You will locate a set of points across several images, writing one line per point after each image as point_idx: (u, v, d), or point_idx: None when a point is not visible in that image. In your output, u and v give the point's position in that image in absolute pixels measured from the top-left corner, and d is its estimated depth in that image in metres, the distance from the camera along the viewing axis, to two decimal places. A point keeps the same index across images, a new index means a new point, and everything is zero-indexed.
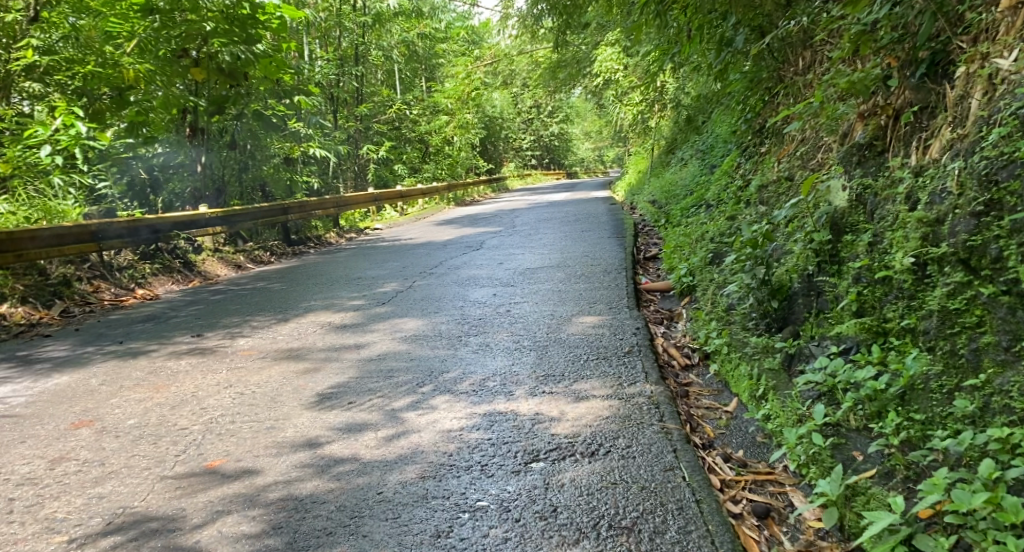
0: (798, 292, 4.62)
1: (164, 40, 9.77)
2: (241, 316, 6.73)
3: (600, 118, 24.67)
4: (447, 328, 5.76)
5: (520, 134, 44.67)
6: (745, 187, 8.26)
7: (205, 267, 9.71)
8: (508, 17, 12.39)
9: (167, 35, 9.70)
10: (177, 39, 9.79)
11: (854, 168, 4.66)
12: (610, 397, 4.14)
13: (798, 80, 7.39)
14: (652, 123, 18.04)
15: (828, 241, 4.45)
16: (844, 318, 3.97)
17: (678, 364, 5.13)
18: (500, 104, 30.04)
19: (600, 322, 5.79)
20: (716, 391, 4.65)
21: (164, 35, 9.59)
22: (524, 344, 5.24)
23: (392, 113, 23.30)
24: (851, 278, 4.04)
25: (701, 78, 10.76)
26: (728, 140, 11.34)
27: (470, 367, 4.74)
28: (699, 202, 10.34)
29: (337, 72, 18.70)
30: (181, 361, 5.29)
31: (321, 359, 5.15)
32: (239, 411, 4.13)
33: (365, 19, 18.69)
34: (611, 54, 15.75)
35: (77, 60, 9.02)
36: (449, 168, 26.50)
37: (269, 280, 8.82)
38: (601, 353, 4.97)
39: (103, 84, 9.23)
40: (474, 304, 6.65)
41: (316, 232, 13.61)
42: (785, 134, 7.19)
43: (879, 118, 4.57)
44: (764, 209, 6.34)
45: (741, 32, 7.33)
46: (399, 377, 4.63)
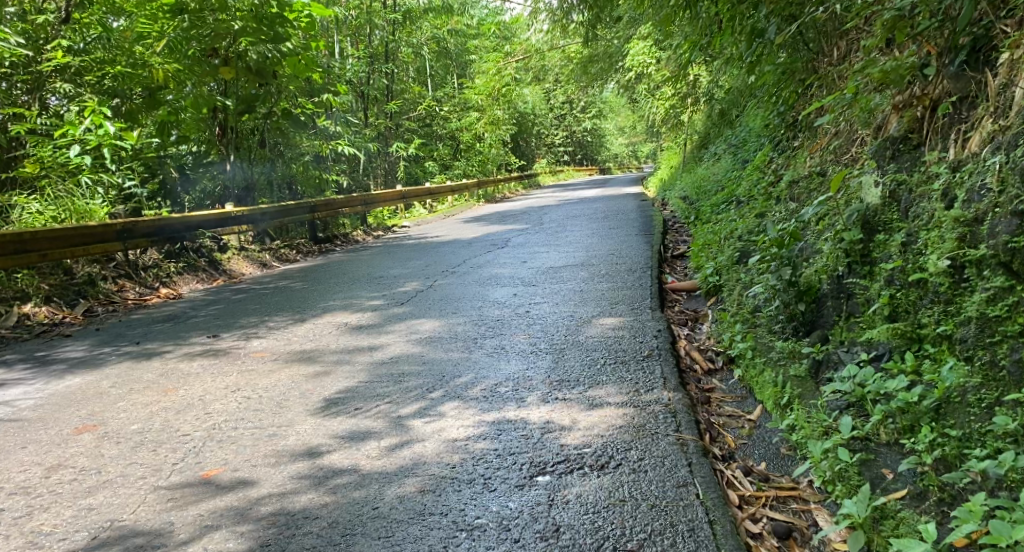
0: (827, 294, 4.38)
1: (194, 41, 9.62)
2: (258, 316, 6.64)
3: (633, 113, 24.39)
4: (463, 330, 5.61)
5: (553, 130, 44.44)
6: (776, 183, 8.01)
7: (230, 265, 9.66)
8: (538, 11, 12.20)
9: (197, 35, 9.59)
10: (206, 39, 9.63)
11: (887, 162, 4.41)
12: (626, 404, 3.95)
13: (833, 72, 7.12)
14: (684, 117, 17.73)
15: (860, 240, 4.21)
16: (876, 323, 3.73)
17: (701, 369, 4.92)
18: (533, 99, 29.84)
19: (621, 324, 5.59)
20: (740, 398, 4.44)
21: (194, 35, 9.52)
22: (541, 346, 5.06)
23: (423, 110, 23.21)
24: (884, 280, 3.80)
25: (734, 71, 10.48)
26: (760, 134, 11.05)
27: (483, 371, 4.58)
28: (729, 198, 10.07)
29: (367, 69, 18.65)
30: (193, 362, 5.19)
31: (332, 362, 5.03)
32: (243, 416, 4.01)
33: (396, 16, 18.62)
34: (643, 48, 15.49)
35: (108, 61, 9.15)
36: (481, 164, 26.39)
37: (291, 279, 8.74)
38: (619, 357, 4.77)
39: (134, 84, 9.32)
40: (494, 304, 6.49)
41: (344, 229, 13.55)
42: (819, 128, 6.93)
43: (914, 109, 4.32)
44: (795, 205, 6.09)
45: (774, 23, 7.07)
46: (409, 381, 4.48)
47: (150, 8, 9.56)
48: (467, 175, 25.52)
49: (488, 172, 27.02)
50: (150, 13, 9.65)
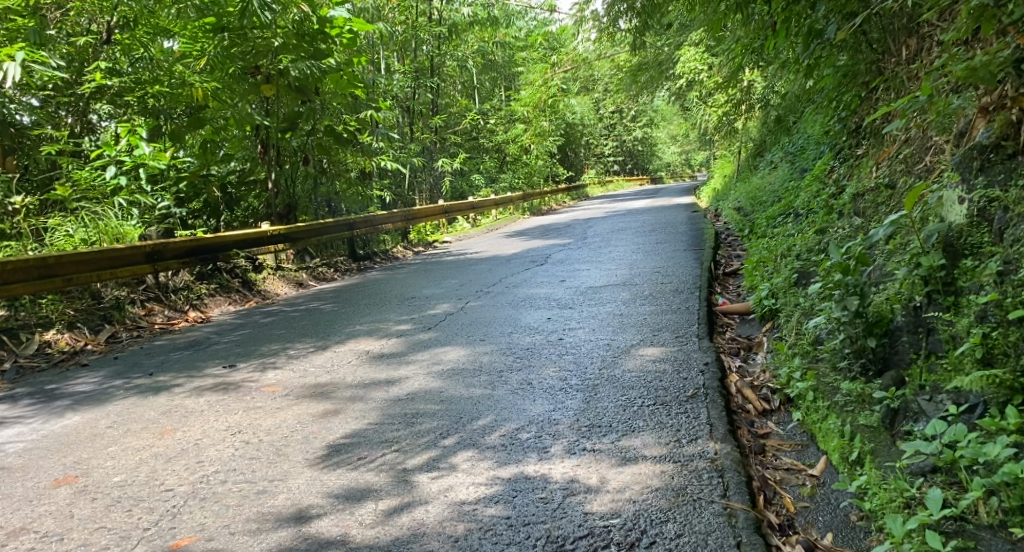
0: (902, 327, 3.80)
1: (239, 59, 9.16)
2: (281, 343, 6.04)
3: (684, 122, 23.68)
4: (490, 361, 5.11)
5: (600, 141, 43.80)
6: (838, 195, 7.40)
7: (265, 286, 9.17)
8: (584, 21, 11.41)
9: (239, 54, 9.14)
10: (249, 55, 9.16)
11: (974, 175, 3.80)
12: (664, 459, 3.43)
13: (902, 74, 6.51)
14: (738, 125, 17.05)
15: (941, 266, 3.66)
16: (964, 367, 3.22)
17: (753, 410, 4.35)
18: (580, 111, 29.25)
19: (663, 356, 5.03)
20: (800, 447, 3.85)
21: (234, 53, 9.08)
22: (571, 383, 4.53)
23: (468, 123, 22.78)
24: (975, 315, 3.31)
25: (791, 76, 9.88)
26: (819, 141, 10.39)
27: (505, 413, 4.06)
28: (786, 210, 9.45)
29: (413, 84, 18.29)
30: (200, 398, 4.58)
31: (345, 400, 4.41)
32: (235, 466, 3.54)
33: (441, 29, 18.19)
34: (694, 55, 14.94)
35: (150, 80, 8.82)
36: (527, 177, 25.92)
37: (322, 300, 8.34)
38: (659, 398, 4.22)
39: (179, 104, 9.02)
40: (526, 330, 5.97)
41: (384, 246, 13.15)
42: (887, 135, 6.31)
43: (1008, 112, 3.70)
44: (860, 222, 5.49)
45: (834, 24, 6.48)
46: (423, 424, 3.96)
47: (193, 28, 9.07)
48: (513, 188, 24.98)
49: (535, 184, 26.50)
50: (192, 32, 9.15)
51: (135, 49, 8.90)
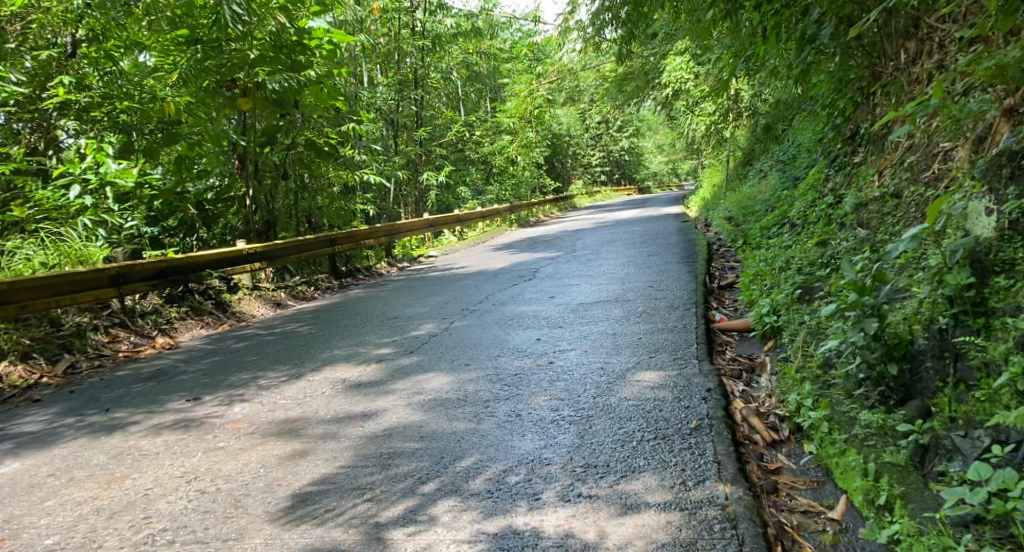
0: (925, 352, 3.46)
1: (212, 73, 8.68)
2: (252, 371, 5.58)
3: (672, 132, 23.35)
4: (475, 390, 4.70)
5: (587, 152, 43.51)
6: (836, 205, 7.08)
7: (241, 307, 8.66)
8: (568, 31, 11.09)
9: (214, 67, 8.66)
10: (223, 67, 8.64)
11: (1003, 185, 3.47)
12: (670, 508, 3.08)
13: (900, 78, 6.21)
14: (725, 134, 16.75)
15: (969, 285, 3.34)
16: (1004, 400, 2.90)
17: (761, 441, 4.00)
18: (568, 122, 28.87)
19: (662, 382, 4.66)
20: (816, 484, 3.50)
21: (209, 66, 8.61)
22: (563, 415, 4.15)
23: (452, 135, 22.35)
24: (1015, 341, 3.00)
25: (781, 84, 9.58)
26: (812, 149, 10.09)
27: (492, 451, 3.67)
28: (781, 221, 9.12)
29: (395, 97, 17.85)
30: (155, 439, 4.14)
31: (316, 437, 3.98)
32: (185, 522, 3.16)
33: (424, 41, 17.78)
34: (681, 63, 14.64)
35: (120, 95, 8.15)
36: (514, 189, 25.58)
37: (300, 322, 7.89)
38: (660, 431, 3.85)
39: (150, 118, 8.30)
40: (514, 353, 5.59)
41: (367, 261, 12.67)
42: (888, 141, 5.98)
43: None
44: (865, 234, 5.16)
45: (829, 28, 6.16)
46: (400, 465, 3.56)
47: (166, 40, 8.75)
48: (501, 200, 24.59)
49: (523, 196, 26.12)
50: (165, 43, 8.82)
51: (105, 63, 8.22)
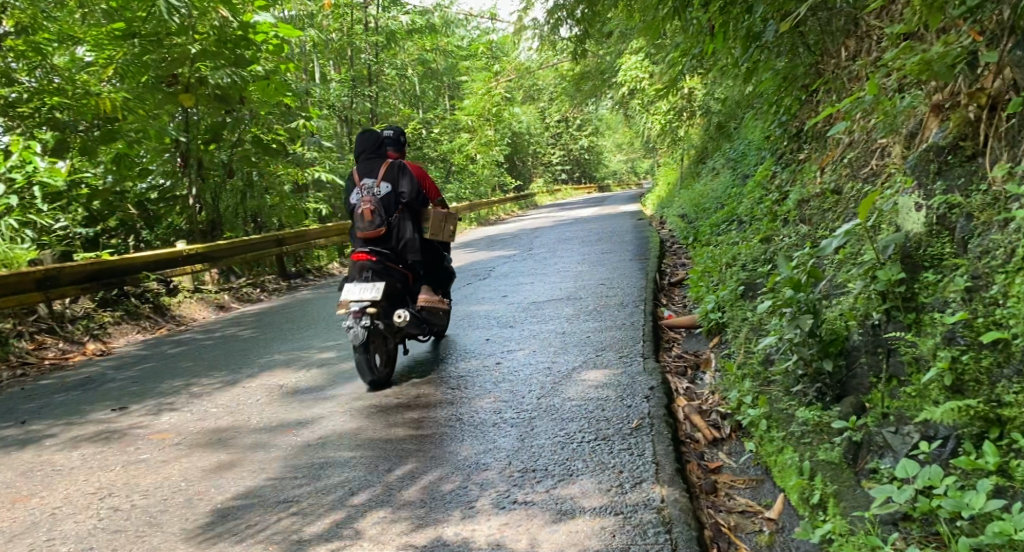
0: (859, 348, 3.46)
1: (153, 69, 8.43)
2: (185, 377, 5.33)
3: (630, 131, 23.42)
4: (417, 393, 4.60)
5: (547, 149, 43.50)
6: (781, 201, 7.12)
7: (180, 310, 8.39)
8: (522, 30, 11.03)
9: (152, 63, 8.38)
10: (164, 63, 8.41)
11: (932, 180, 3.48)
12: (605, 513, 3.04)
13: (842, 75, 6.23)
14: (680, 133, 16.83)
15: (901, 281, 3.33)
16: (932, 395, 2.89)
17: (702, 440, 3.97)
18: (528, 120, 28.83)
19: (606, 381, 4.61)
20: (755, 483, 3.48)
21: (147, 61, 8.29)
22: (505, 417, 4.07)
23: (409, 133, 22.13)
24: (942, 336, 2.97)
25: (731, 82, 9.64)
26: (760, 147, 10.15)
27: (428, 457, 3.58)
28: (730, 217, 9.17)
29: (350, 94, 17.57)
30: (72, 452, 3.96)
31: (245, 447, 3.85)
32: (93, 543, 3.02)
33: (378, 38, 17.54)
34: (635, 62, 14.60)
35: (53, 92, 7.60)
36: (473, 187, 25.41)
37: (241, 325, 7.51)
38: (601, 432, 3.80)
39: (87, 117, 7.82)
40: (460, 355, 5.49)
41: (318, 261, 12.44)
42: (830, 138, 6.02)
43: (965, 110, 3.42)
44: (806, 230, 5.18)
45: (772, 26, 6.17)
46: (332, 476, 3.46)
47: (99, 34, 8.25)
48: (459, 198, 24.38)
49: (482, 194, 25.93)
50: (93, 38, 8.53)
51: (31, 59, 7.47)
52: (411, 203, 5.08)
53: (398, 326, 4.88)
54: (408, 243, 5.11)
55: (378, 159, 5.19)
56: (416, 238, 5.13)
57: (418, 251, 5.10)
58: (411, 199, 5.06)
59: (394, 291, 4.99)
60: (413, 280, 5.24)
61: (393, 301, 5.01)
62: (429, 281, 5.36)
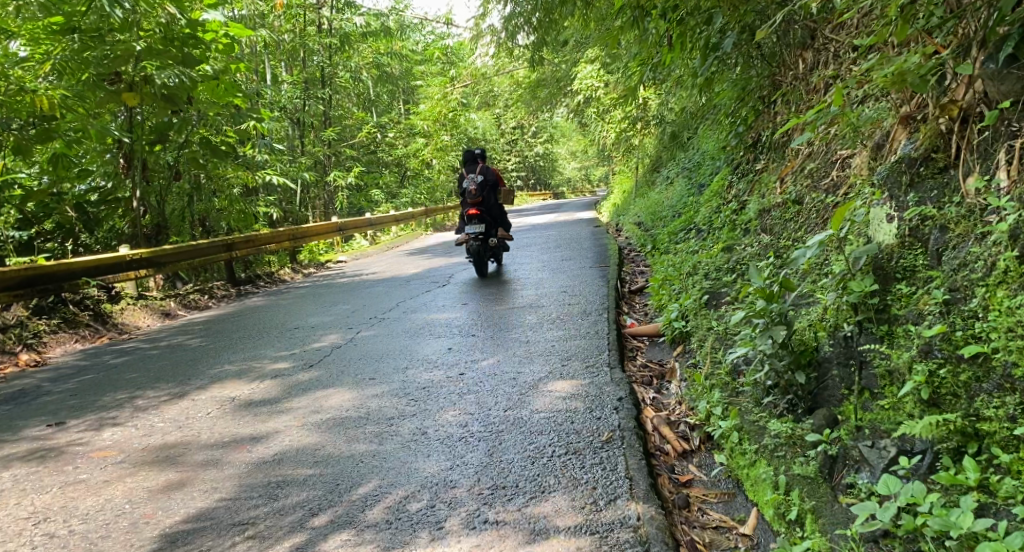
0: (830, 359, 3.44)
1: (96, 67, 8.01)
2: (129, 389, 5.05)
3: (584, 140, 23.50)
4: (379, 405, 4.45)
5: (502, 155, 43.48)
6: (739, 211, 7.14)
7: (124, 318, 7.88)
8: (480, 35, 10.92)
9: (94, 61, 7.97)
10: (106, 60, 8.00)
11: (904, 192, 3.48)
12: (579, 532, 2.97)
13: (800, 87, 6.26)
14: (635, 141, 16.91)
15: (873, 292, 3.31)
16: (908, 409, 2.87)
17: (672, 452, 3.92)
18: (483, 125, 28.71)
19: (574, 392, 4.53)
20: (727, 496, 3.44)
21: (88, 59, 7.92)
22: (472, 430, 3.96)
23: (362, 136, 21.81)
24: (919, 349, 2.95)
25: (687, 92, 9.68)
26: (715, 156, 10.21)
27: (393, 474, 3.46)
28: (688, 226, 9.20)
29: (303, 95, 17.22)
30: (5, 472, 3.72)
31: (196, 463, 3.68)
32: None
33: (331, 40, 17.24)
34: (591, 71, 14.45)
35: None
36: (429, 193, 25.17)
37: (187, 335, 7.12)
38: (571, 445, 3.72)
39: (20, 113, 7.50)
40: (422, 365, 5.34)
41: (270, 267, 12.13)
42: (788, 149, 6.04)
43: (937, 122, 3.41)
44: (769, 240, 5.18)
45: (730, 36, 6.16)
46: (292, 495, 3.31)
47: (37, 29, 8.07)
48: (415, 203, 24.10)
49: (437, 200, 25.68)
50: (28, 33, 8.13)
51: None
52: (495, 186, 9.73)
53: (491, 244, 9.24)
54: (494, 206, 9.97)
55: (474, 165, 9.75)
56: (496, 202, 9.66)
57: (500, 209, 9.70)
58: (494, 184, 9.85)
59: (490, 227, 9.57)
60: (494, 226, 9.57)
61: (489, 231, 9.56)
62: (500, 225, 9.67)
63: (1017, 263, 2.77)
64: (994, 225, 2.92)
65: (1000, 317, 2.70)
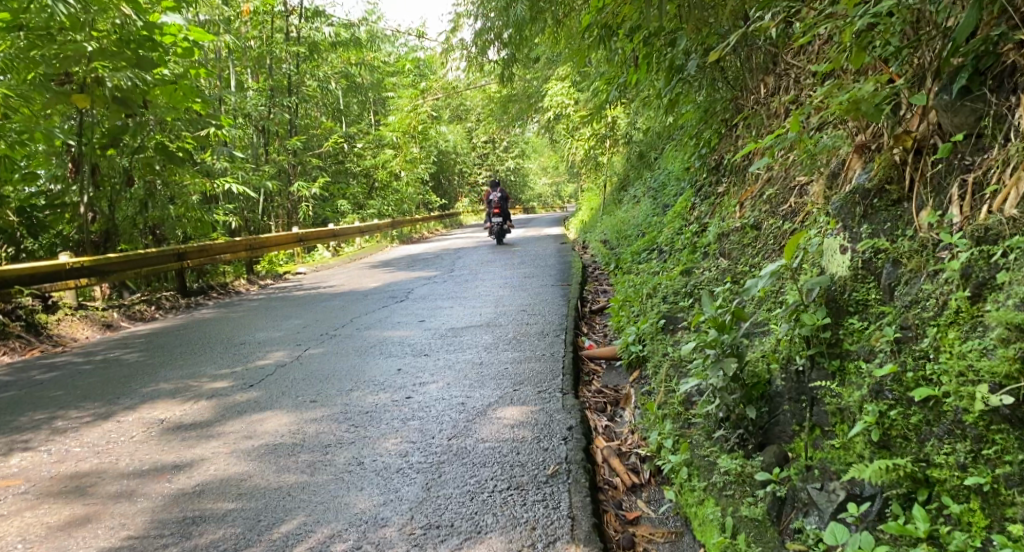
0: (782, 394, 3.30)
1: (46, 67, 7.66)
2: (51, 408, 4.80)
3: (555, 156, 23.40)
4: (317, 430, 4.25)
5: (473, 169, 43.34)
6: (700, 233, 7.04)
7: (60, 329, 7.55)
8: (450, 49, 10.77)
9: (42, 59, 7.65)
10: (54, 60, 7.60)
11: (857, 222, 3.37)
12: None
13: (762, 112, 6.18)
14: (604, 159, 16.84)
15: (825, 326, 3.19)
16: (858, 452, 2.75)
17: (620, 486, 3.77)
18: (455, 139, 28.53)
19: (523, 420, 4.36)
20: (674, 535, 3.30)
21: (35, 57, 7.56)
22: (413, 460, 3.78)
23: (330, 146, 21.52)
24: (869, 389, 2.83)
25: (653, 112, 9.60)
26: (680, 177, 10.13)
27: (322, 511, 3.30)
28: (651, 246, 9.10)
29: (268, 103, 16.93)
30: None
31: (108, 497, 3.48)
32: None
33: (299, 49, 16.97)
34: (561, 89, 14.34)
35: None
36: (397, 205, 24.83)
37: (126, 348, 6.84)
38: (514, 479, 3.56)
39: None
40: (369, 387, 5.13)
41: (224, 277, 11.81)
42: (749, 173, 5.95)
43: (891, 152, 3.31)
44: (726, 265, 5.07)
45: (694, 58, 6.08)
46: (205, 535, 3.16)
47: None
48: (381, 215, 23.77)
49: (405, 212, 25.34)
50: None
51: None
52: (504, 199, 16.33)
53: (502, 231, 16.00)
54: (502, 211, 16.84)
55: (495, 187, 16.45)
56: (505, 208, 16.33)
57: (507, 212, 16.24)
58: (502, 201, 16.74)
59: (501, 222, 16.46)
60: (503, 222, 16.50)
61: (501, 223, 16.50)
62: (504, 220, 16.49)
63: (969, 304, 2.68)
64: (946, 262, 2.82)
65: (951, 359, 2.60)
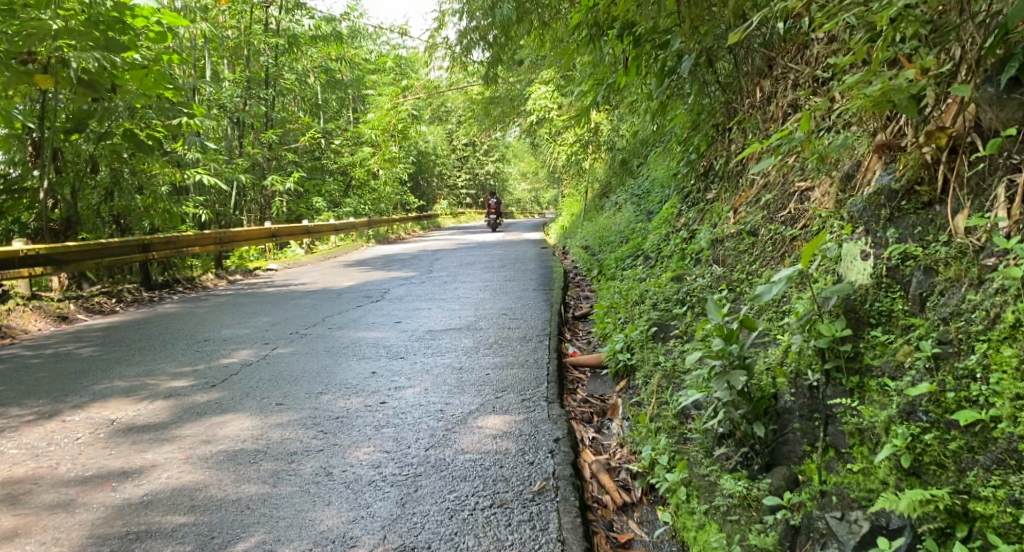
0: (792, 411, 3.03)
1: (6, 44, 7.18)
2: None
3: (536, 161, 23.10)
4: (282, 436, 3.91)
5: (452, 170, 42.92)
6: (689, 240, 6.79)
7: (10, 320, 7.11)
8: (434, 47, 10.42)
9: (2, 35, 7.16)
10: (16, 37, 7.08)
11: (882, 226, 3.12)
12: None
13: (758, 116, 5.93)
14: (586, 165, 16.57)
15: (843, 338, 2.93)
16: (883, 477, 2.50)
17: (612, 504, 3.48)
18: (434, 140, 28.12)
19: (506, 430, 4.05)
20: None
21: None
22: (386, 471, 3.46)
23: (306, 141, 21.05)
24: (899, 409, 2.58)
25: (641, 118, 9.34)
26: (666, 184, 9.88)
27: (284, 528, 2.98)
28: (636, 252, 8.83)
29: (244, 95, 16.43)
30: None
31: (42, 507, 3.14)
32: None
33: (278, 41, 16.51)
34: (545, 92, 14.00)
35: None
36: (374, 204, 24.40)
37: (79, 342, 6.43)
38: (497, 495, 3.25)
39: None
40: (340, 390, 4.79)
41: (191, 271, 11.36)
42: (743, 178, 5.70)
43: (923, 150, 3.07)
44: (722, 271, 4.82)
45: (688, 58, 5.80)
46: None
47: None
48: (358, 214, 23.26)
49: (382, 212, 24.85)
50: None
51: None
52: None
53: None
54: None
55: None
56: None
57: None
58: None
59: None
60: None
61: None
62: None
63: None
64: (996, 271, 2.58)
65: (1005, 379, 2.36)
